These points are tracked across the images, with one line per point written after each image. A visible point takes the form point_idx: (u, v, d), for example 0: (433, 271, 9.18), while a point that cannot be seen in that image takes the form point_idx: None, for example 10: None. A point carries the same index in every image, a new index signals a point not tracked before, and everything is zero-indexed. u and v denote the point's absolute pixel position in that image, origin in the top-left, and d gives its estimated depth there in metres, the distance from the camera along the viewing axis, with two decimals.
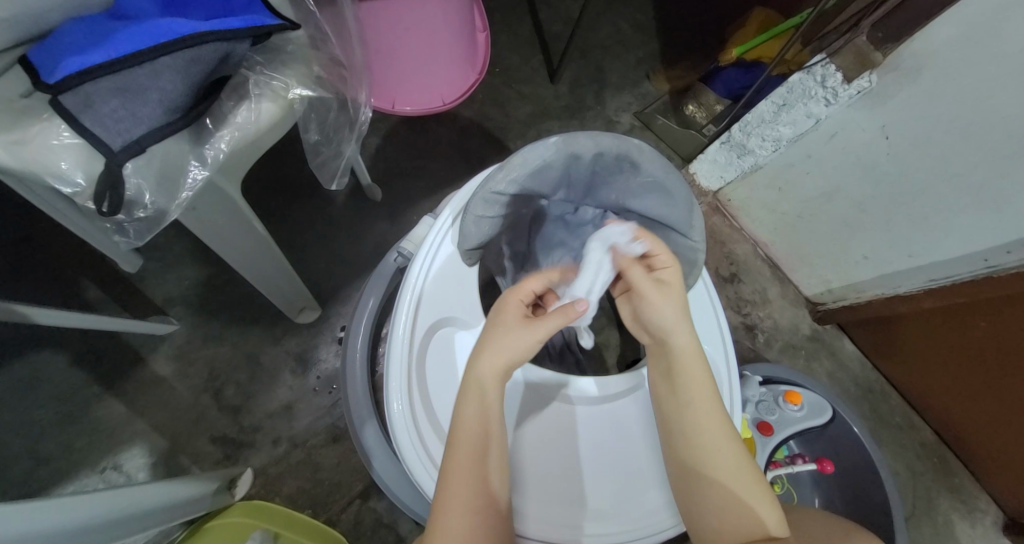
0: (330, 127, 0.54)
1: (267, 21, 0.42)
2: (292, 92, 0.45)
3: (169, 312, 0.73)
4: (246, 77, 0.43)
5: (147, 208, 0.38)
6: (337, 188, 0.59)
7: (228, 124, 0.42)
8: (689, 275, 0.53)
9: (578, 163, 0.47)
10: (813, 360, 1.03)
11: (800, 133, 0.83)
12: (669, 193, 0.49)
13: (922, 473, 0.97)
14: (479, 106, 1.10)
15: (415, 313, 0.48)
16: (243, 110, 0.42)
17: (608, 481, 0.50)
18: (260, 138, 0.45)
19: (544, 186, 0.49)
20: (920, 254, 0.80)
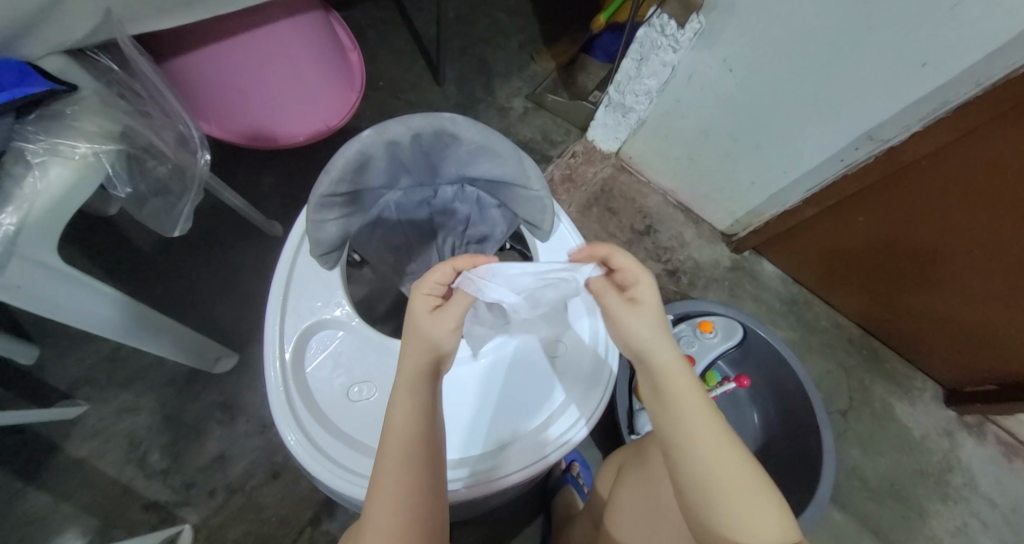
0: (171, 177, 0.55)
1: (33, 88, 0.39)
2: (82, 150, 0.41)
3: (80, 392, 0.73)
4: (19, 149, 0.38)
5: None
6: (181, 233, 0.59)
7: (14, 199, 0.37)
8: (543, 222, 0.54)
9: (400, 148, 0.50)
10: (739, 288, 1.07)
11: (664, 83, 0.87)
12: (496, 153, 0.51)
13: (856, 368, 1.02)
14: (369, 123, 1.11)
15: (284, 339, 0.50)
16: (30, 180, 0.38)
17: (522, 419, 0.51)
18: (60, 206, 0.40)
19: (378, 178, 0.52)
20: (793, 169, 0.84)
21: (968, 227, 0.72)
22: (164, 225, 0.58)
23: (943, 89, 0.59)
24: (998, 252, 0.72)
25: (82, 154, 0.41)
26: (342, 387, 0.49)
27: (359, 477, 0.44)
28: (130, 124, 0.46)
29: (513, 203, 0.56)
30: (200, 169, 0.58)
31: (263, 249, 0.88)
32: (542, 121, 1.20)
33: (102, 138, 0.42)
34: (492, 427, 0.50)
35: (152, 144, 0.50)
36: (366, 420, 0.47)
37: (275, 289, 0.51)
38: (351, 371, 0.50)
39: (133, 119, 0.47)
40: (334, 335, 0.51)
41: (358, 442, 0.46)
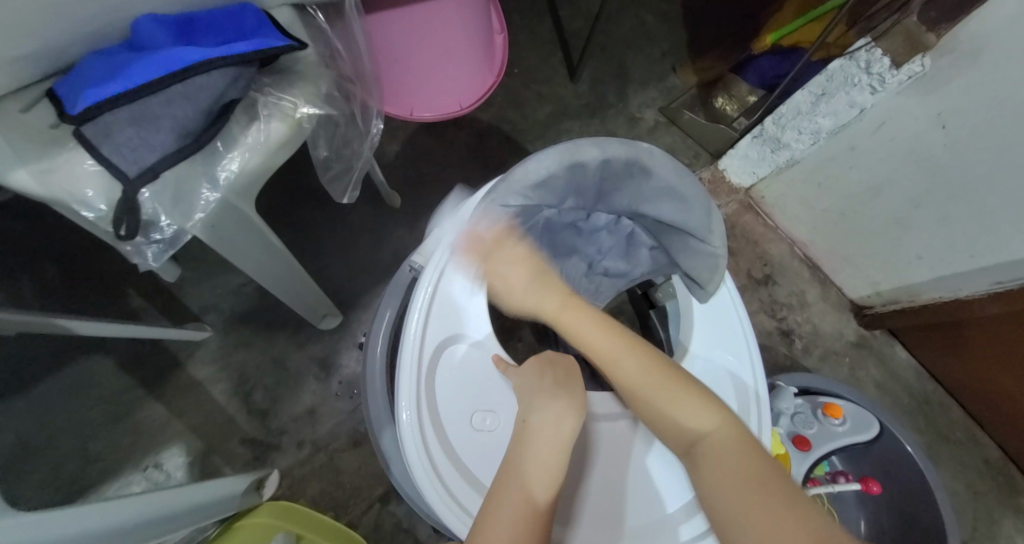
0: (341, 140, 0.55)
1: (275, 43, 0.43)
2: (299, 111, 0.45)
3: (203, 319, 0.80)
4: (255, 98, 0.44)
5: (164, 230, 0.39)
6: (349, 201, 0.60)
7: (239, 145, 0.42)
8: (710, 281, 0.51)
9: (585, 171, 0.47)
10: (859, 368, 0.96)
11: (842, 125, 0.75)
12: (682, 198, 0.48)
13: (985, 493, 0.89)
14: (498, 108, 1.08)
15: (427, 325, 0.48)
16: (254, 130, 0.43)
17: (619, 499, 0.48)
18: (272, 158, 0.45)
19: (552, 197, 0.49)
20: (982, 254, 0.73)
21: None
22: (331, 191, 0.59)
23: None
24: None
25: (302, 114, 0.45)
26: (465, 411, 0.48)
27: (453, 498, 0.44)
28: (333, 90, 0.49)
29: (676, 251, 0.53)
30: (371, 139, 0.57)
31: (381, 221, 0.91)
32: (672, 138, 1.11)
33: (317, 100, 0.46)
34: (588, 500, 0.48)
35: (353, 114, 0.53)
36: (479, 451, 0.47)
37: (431, 270, 0.49)
38: (476, 397, 0.48)
39: (333, 84, 0.49)
40: (469, 353, 0.50)
41: (463, 465, 0.46)
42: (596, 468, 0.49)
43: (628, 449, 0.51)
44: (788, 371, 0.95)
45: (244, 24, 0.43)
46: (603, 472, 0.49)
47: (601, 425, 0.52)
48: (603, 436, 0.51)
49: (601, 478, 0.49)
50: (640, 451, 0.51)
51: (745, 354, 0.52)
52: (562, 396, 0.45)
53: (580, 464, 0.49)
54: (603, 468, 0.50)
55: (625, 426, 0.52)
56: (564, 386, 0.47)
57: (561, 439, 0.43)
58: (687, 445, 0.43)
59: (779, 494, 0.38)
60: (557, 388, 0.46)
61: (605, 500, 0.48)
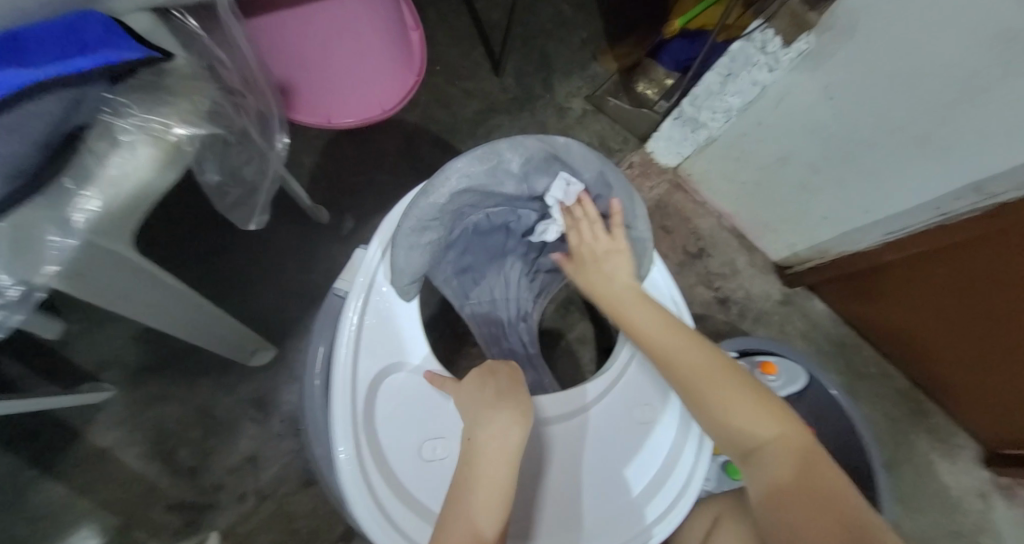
0: (237, 163, 0.50)
1: (126, 54, 0.34)
2: (173, 133, 0.38)
3: (102, 377, 0.70)
4: (108, 124, 0.34)
5: (8, 288, 0.33)
6: (255, 224, 0.57)
7: (97, 180, 0.35)
8: (641, 265, 0.52)
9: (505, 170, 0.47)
10: (787, 324, 1.04)
11: (747, 103, 0.79)
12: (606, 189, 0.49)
13: (901, 419, 1.00)
14: (422, 108, 1.03)
15: (355, 361, 0.48)
16: (115, 161, 0.35)
17: (585, 500, 0.48)
18: (144, 187, 0.38)
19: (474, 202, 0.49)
20: (874, 210, 0.80)
21: None
22: (234, 217, 0.55)
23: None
24: None
25: (175, 134, 0.38)
26: (413, 441, 0.48)
27: (403, 535, 0.44)
28: (219, 103, 0.43)
29: None
30: (277, 155, 0.55)
31: (307, 239, 0.84)
32: (600, 126, 1.12)
33: (196, 119, 0.39)
34: (552, 507, 0.48)
35: (246, 130, 0.48)
36: (430, 481, 0.47)
37: (354, 294, 0.50)
38: (422, 426, 0.49)
39: (222, 97, 0.43)
40: (408, 382, 0.51)
41: (411, 498, 0.46)
42: (558, 474, 0.49)
43: (583, 447, 0.51)
44: (729, 336, 1.01)
45: (85, 33, 0.32)
46: (562, 475, 0.49)
47: (553, 427, 0.51)
48: (559, 436, 0.51)
49: (561, 477, 0.49)
50: (596, 448, 0.51)
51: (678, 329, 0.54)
52: (506, 405, 0.43)
53: (538, 470, 0.49)
54: (562, 471, 0.49)
55: (578, 423, 0.52)
56: (509, 391, 0.44)
57: (509, 450, 0.41)
58: (723, 428, 0.42)
59: (817, 470, 0.38)
60: (498, 398, 0.44)
61: (569, 503, 0.48)
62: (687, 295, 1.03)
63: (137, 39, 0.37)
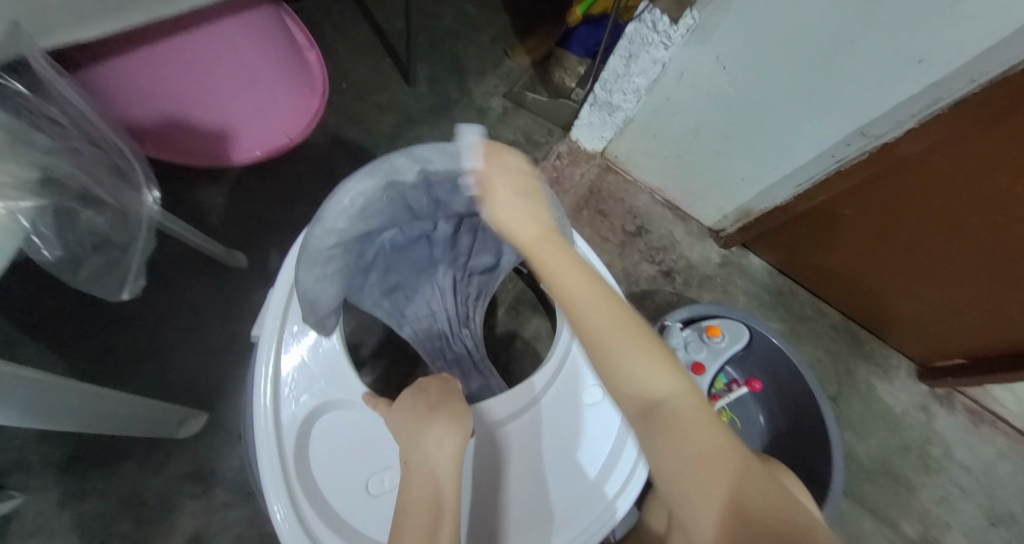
0: (99, 231, 0.46)
1: None
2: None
3: (11, 481, 0.64)
4: None
5: None
6: (129, 292, 0.52)
7: None
8: None
9: (405, 185, 0.45)
10: (729, 284, 1.08)
11: (653, 81, 0.81)
12: None
13: (840, 352, 1.06)
14: (336, 129, 0.98)
15: (279, 409, 0.46)
16: None
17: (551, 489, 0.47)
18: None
19: (377, 221, 0.47)
20: (783, 165, 0.84)
21: (936, 221, 0.75)
22: (104, 288, 0.50)
23: (934, 86, 0.58)
24: (965, 244, 0.75)
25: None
26: (358, 477, 0.45)
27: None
28: (52, 165, 0.38)
29: None
30: (145, 209, 0.53)
31: (226, 288, 0.79)
32: (523, 120, 1.11)
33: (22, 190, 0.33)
34: (517, 505, 0.47)
35: (87, 190, 0.43)
36: (380, 516, 0.44)
37: (265, 343, 0.47)
38: (363, 461, 0.46)
39: (57, 161, 0.39)
40: (342, 416, 0.47)
41: (364, 536, 0.44)
42: (517, 472, 0.48)
43: (538, 438, 0.49)
44: (677, 306, 1.03)
45: None
46: (521, 473, 0.48)
47: (505, 428, 0.49)
48: (512, 436, 0.49)
49: (520, 479, 0.47)
50: (550, 438, 0.49)
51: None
52: (436, 418, 0.41)
53: (495, 472, 0.47)
54: (519, 468, 0.48)
55: (529, 419, 0.50)
56: (441, 404, 0.43)
57: (447, 464, 0.39)
58: (642, 405, 0.37)
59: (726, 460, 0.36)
60: (429, 412, 0.42)
61: (532, 497, 0.47)
62: (632, 274, 1.05)
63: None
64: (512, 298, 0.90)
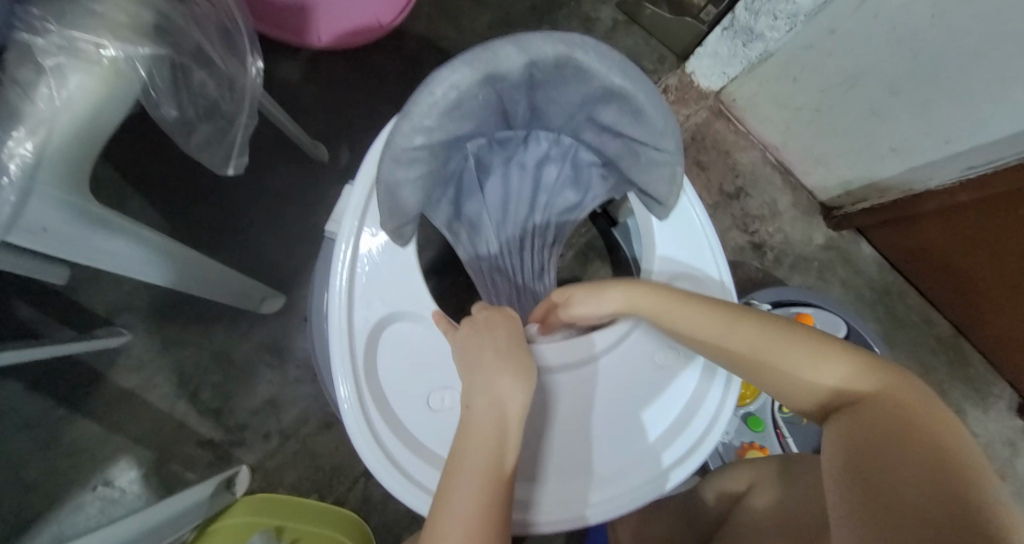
0: (202, 93, 0.42)
1: None
2: (106, 53, 0.30)
3: (119, 321, 0.72)
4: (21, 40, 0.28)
5: None
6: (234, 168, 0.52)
7: (27, 117, 0.28)
8: (668, 195, 0.48)
9: (507, 83, 0.41)
10: (827, 270, 0.97)
11: (822, 3, 0.65)
12: (636, 108, 0.42)
13: (937, 370, 0.95)
14: (428, 21, 0.90)
15: (351, 306, 0.46)
16: (43, 88, 0.28)
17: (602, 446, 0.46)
18: (87, 125, 0.31)
19: (469, 122, 0.43)
20: (958, 139, 0.69)
21: None
22: (211, 159, 0.49)
23: None
24: None
25: (111, 57, 0.30)
26: (419, 391, 0.46)
27: (419, 485, 0.43)
28: (167, 13, 0.34)
29: (627, 165, 0.48)
30: (252, 83, 0.49)
31: (311, 179, 0.80)
32: (633, 40, 0.97)
33: (131, 35, 0.30)
34: (564, 452, 0.46)
35: (201, 46, 0.39)
36: (436, 433, 0.45)
37: (344, 239, 0.47)
38: (426, 379, 0.46)
39: (170, 6, 0.34)
40: (409, 329, 0.48)
41: (417, 445, 0.45)
42: (569, 421, 0.47)
43: (594, 391, 0.48)
44: (761, 284, 0.94)
45: None
46: (572, 421, 0.47)
47: (557, 377, 0.48)
48: (566, 386, 0.48)
49: (570, 430, 0.46)
50: (608, 396, 0.48)
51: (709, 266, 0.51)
52: (506, 362, 0.39)
53: (548, 412, 0.47)
54: (571, 415, 0.47)
55: (590, 372, 0.48)
56: (513, 342, 0.42)
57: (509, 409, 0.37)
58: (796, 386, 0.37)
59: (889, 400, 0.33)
60: (501, 355, 0.40)
61: (580, 446, 0.46)
62: (719, 239, 0.95)
63: None
64: (583, 242, 0.85)
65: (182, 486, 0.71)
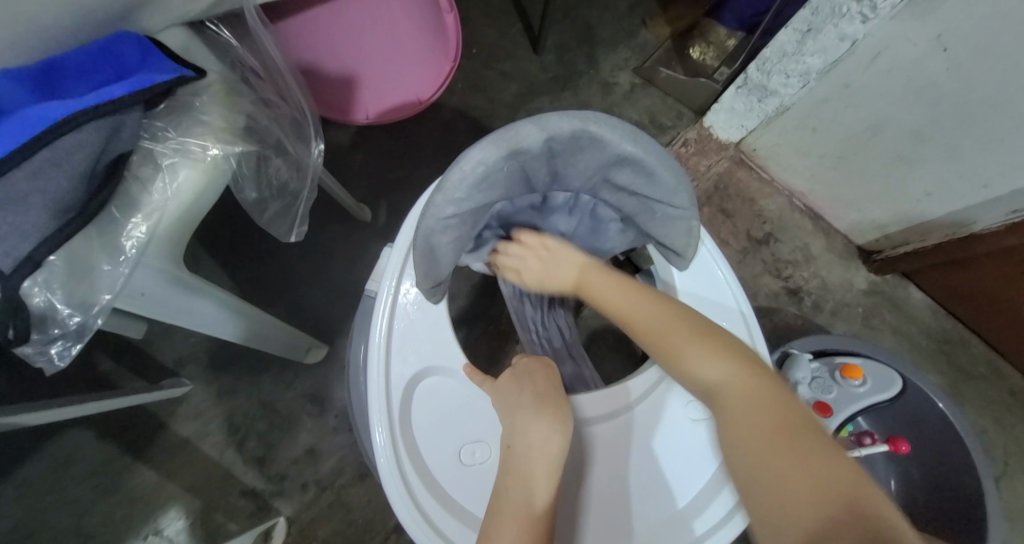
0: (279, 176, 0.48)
1: (160, 77, 0.35)
2: (210, 152, 0.36)
3: (181, 372, 0.78)
4: (149, 148, 0.35)
5: (66, 321, 0.32)
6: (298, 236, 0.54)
7: (143, 206, 0.34)
8: (687, 246, 0.49)
9: (529, 156, 0.43)
10: (874, 316, 0.92)
11: (833, 62, 0.68)
12: (650, 171, 0.44)
13: (1015, 425, 0.86)
14: (461, 95, 0.99)
15: (390, 359, 0.48)
16: (159, 184, 0.35)
17: (639, 505, 0.45)
18: (189, 211, 0.37)
19: (495, 194, 0.45)
20: (997, 184, 0.68)
21: None
22: (275, 230, 0.52)
23: None
24: None
25: (213, 155, 0.37)
26: (453, 445, 0.47)
27: (447, 540, 0.43)
28: (254, 114, 0.41)
29: (645, 222, 0.50)
30: (313, 161, 0.52)
31: (354, 238, 0.87)
32: (651, 100, 1.02)
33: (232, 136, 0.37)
34: (601, 511, 0.45)
35: (281, 141, 0.45)
36: (470, 487, 0.46)
37: (382, 298, 0.50)
38: (460, 432, 0.47)
39: (256, 110, 0.42)
40: (444, 382, 0.49)
41: (449, 498, 0.45)
42: (604, 479, 0.46)
43: (629, 447, 0.47)
44: (802, 332, 0.91)
45: (123, 60, 0.36)
46: (608, 477, 0.46)
47: (594, 429, 0.47)
48: (600, 441, 0.47)
49: (603, 489, 0.45)
50: (643, 451, 0.47)
51: (736, 317, 0.51)
52: (543, 412, 0.41)
53: (583, 468, 0.46)
54: (606, 471, 0.46)
55: (623, 425, 0.48)
56: (549, 398, 0.43)
57: (551, 459, 0.39)
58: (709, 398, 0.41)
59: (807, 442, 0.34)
60: (538, 404, 0.42)
61: (617, 505, 0.45)
62: (752, 286, 0.93)
63: (174, 60, 0.38)
64: None
65: (224, 536, 0.73)
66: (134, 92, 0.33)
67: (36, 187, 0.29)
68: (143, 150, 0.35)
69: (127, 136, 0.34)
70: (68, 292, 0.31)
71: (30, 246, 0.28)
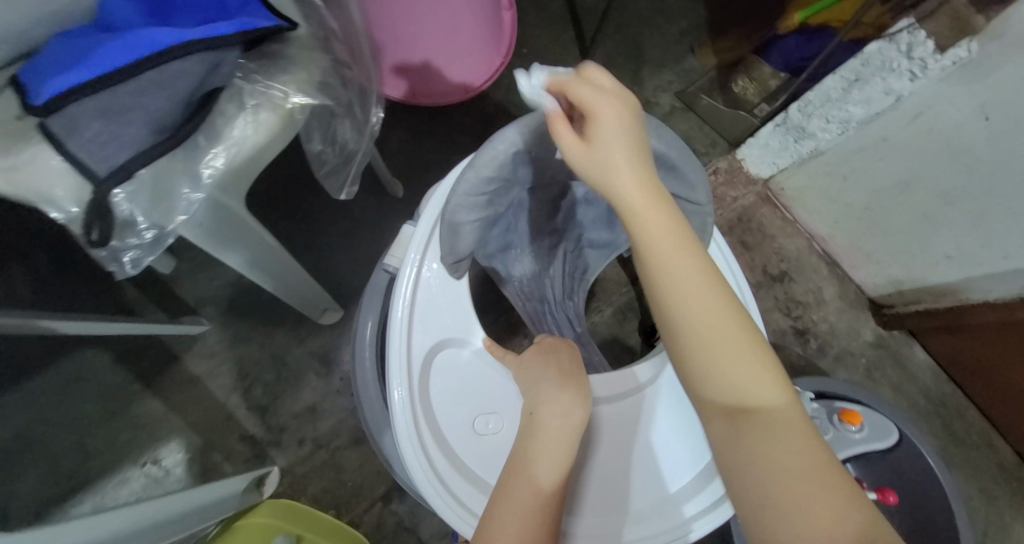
0: (338, 134, 0.51)
1: (260, 23, 0.39)
2: (291, 101, 0.39)
3: (200, 312, 0.80)
4: (240, 86, 0.38)
5: (143, 232, 0.35)
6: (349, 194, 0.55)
7: (224, 139, 0.37)
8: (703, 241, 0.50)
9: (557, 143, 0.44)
10: (876, 369, 0.94)
11: (874, 114, 0.70)
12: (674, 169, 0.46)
13: (999, 498, 0.87)
14: (507, 92, 1.02)
15: (415, 318, 0.49)
16: (241, 122, 0.37)
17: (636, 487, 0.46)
18: (258, 153, 0.40)
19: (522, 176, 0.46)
20: (1017, 255, 0.69)
21: None
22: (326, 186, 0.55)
23: None
24: None
25: (293, 103, 0.40)
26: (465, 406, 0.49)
27: (449, 491, 0.45)
28: (331, 73, 0.44)
29: None
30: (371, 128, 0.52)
31: (384, 212, 0.89)
32: (688, 125, 1.04)
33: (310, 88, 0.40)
34: (599, 486, 0.46)
35: (351, 103, 0.48)
36: (477, 450, 0.48)
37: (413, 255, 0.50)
38: (474, 397, 0.49)
39: (333, 70, 0.44)
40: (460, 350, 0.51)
41: (454, 454, 0.47)
42: (604, 458, 0.47)
43: (632, 432, 0.48)
44: (804, 372, 0.92)
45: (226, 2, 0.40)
46: (608, 457, 0.47)
47: (600, 409, 0.49)
48: (606, 420, 0.48)
49: (604, 470, 0.47)
50: (644, 437, 0.48)
51: None
52: (567, 387, 0.43)
53: (586, 447, 0.47)
54: (607, 451, 0.47)
55: (629, 408, 0.49)
56: (569, 377, 0.44)
57: (571, 429, 0.40)
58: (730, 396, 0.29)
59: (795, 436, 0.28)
60: (562, 379, 0.43)
61: (613, 487, 0.46)
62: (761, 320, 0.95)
63: (269, 9, 0.41)
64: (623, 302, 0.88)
65: (217, 476, 0.75)
66: (239, 32, 0.37)
67: (142, 103, 0.33)
68: (233, 89, 0.38)
69: (224, 73, 0.37)
70: (148, 208, 0.34)
71: (123, 157, 0.32)
